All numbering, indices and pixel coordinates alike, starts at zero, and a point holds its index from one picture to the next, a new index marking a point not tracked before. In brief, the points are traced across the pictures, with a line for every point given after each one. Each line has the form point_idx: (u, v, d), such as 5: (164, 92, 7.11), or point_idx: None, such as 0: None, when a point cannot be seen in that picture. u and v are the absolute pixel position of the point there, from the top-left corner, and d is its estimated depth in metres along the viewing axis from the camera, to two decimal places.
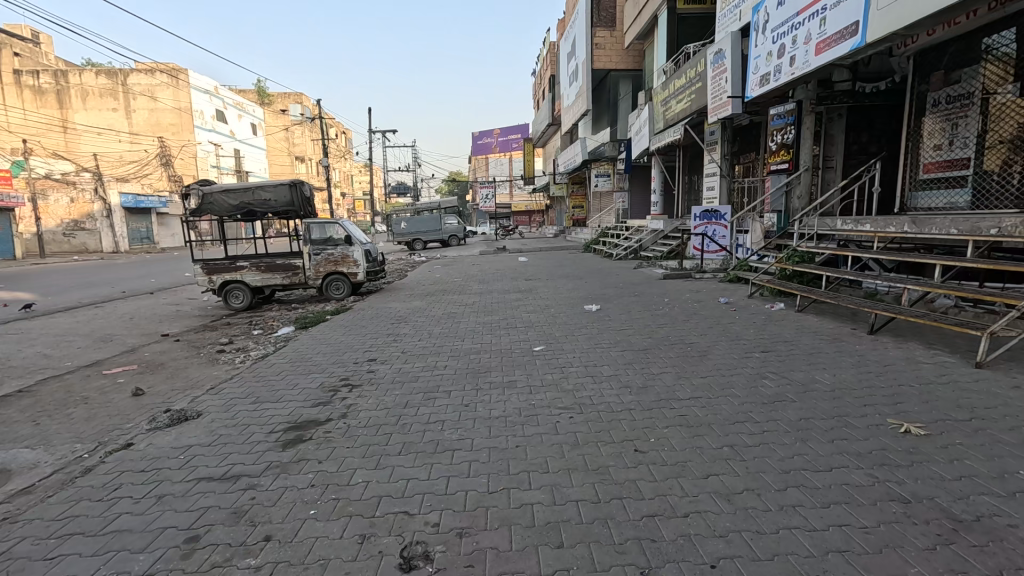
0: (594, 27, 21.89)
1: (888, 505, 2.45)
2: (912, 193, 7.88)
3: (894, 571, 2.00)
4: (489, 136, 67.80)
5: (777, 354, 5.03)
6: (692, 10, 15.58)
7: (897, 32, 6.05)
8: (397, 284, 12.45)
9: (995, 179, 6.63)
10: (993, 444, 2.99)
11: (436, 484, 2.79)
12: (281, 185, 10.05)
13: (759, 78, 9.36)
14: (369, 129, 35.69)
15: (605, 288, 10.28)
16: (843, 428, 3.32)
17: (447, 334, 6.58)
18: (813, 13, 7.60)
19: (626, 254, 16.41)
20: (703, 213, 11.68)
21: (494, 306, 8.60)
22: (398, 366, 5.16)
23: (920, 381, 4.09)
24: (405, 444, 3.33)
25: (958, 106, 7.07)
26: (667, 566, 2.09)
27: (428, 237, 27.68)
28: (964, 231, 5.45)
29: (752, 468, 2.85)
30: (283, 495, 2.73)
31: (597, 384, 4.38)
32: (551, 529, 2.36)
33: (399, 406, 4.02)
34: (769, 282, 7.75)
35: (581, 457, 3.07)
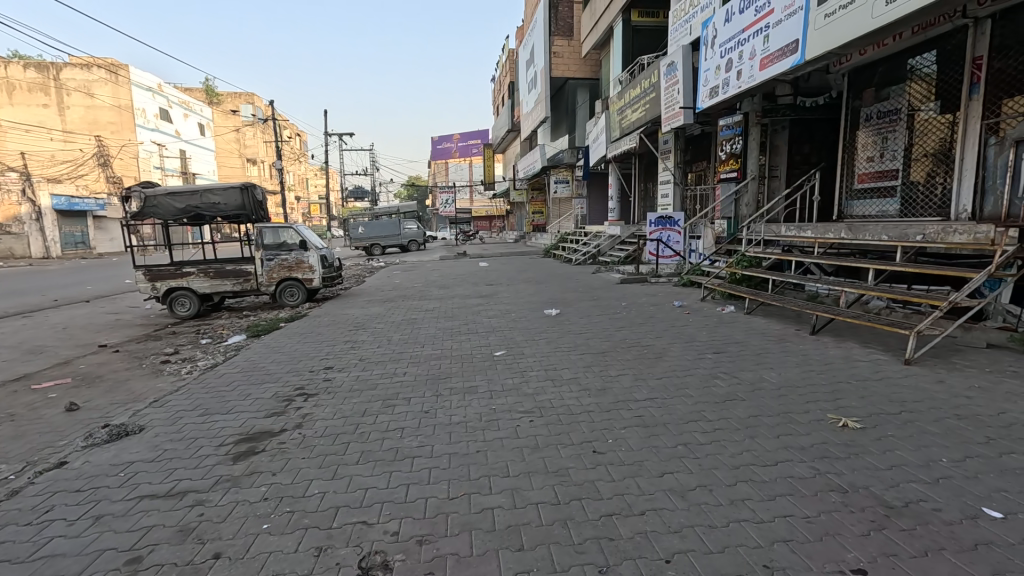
0: (551, 37, 22.34)
1: (829, 495, 2.60)
2: (848, 202, 8.41)
3: (834, 557, 2.12)
4: (449, 140, 67.78)
5: (728, 355, 5.25)
6: (646, 21, 16.19)
7: (833, 51, 6.45)
8: (355, 290, 12.17)
9: (920, 190, 7.13)
10: (921, 435, 3.23)
11: (395, 493, 2.75)
12: (231, 187, 9.71)
13: (709, 90, 9.77)
14: (325, 131, 34.96)
15: (565, 293, 10.41)
16: (788, 424, 3.50)
17: (407, 340, 6.50)
18: (757, 31, 8.01)
19: (584, 258, 16.69)
20: (658, 220, 12.15)
21: (455, 311, 8.57)
22: (357, 373, 5.07)
23: (856, 378, 4.37)
24: (363, 452, 3.27)
25: (888, 121, 7.61)
26: (625, 564, 2.14)
27: (386, 242, 27.27)
28: (895, 237, 5.84)
29: (705, 465, 2.96)
30: (233, 510, 2.63)
31: (557, 388, 4.44)
32: (512, 532, 2.37)
33: (358, 415, 3.94)
34: (720, 285, 8.07)
35: (541, 460, 3.10)
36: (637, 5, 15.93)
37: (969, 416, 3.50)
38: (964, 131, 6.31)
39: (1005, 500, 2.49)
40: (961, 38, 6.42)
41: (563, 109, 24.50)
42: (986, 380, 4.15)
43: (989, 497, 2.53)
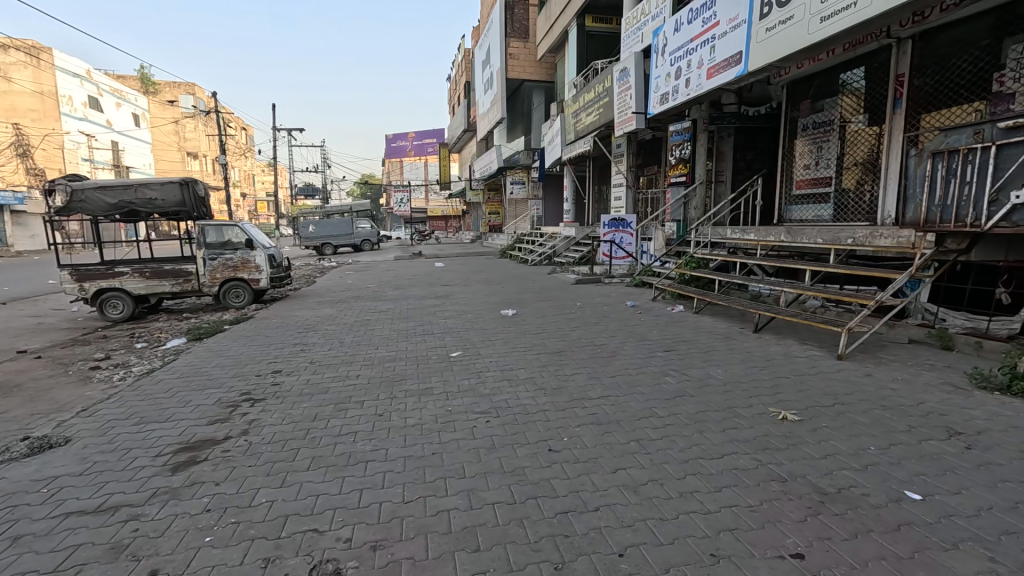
0: (507, 38, 22.41)
1: (770, 485, 2.74)
2: (787, 207, 8.89)
3: (774, 543, 2.24)
4: (404, 139, 66.85)
5: (678, 353, 5.44)
6: (601, 27, 16.55)
7: (773, 63, 6.80)
8: (305, 291, 11.77)
9: (851, 197, 7.63)
10: (852, 425, 3.46)
11: (348, 498, 2.68)
12: (169, 183, 9.16)
13: (659, 96, 10.08)
14: (272, 126, 33.60)
15: (521, 293, 10.45)
16: (733, 418, 3.66)
17: (360, 342, 6.35)
18: (704, 41, 8.33)
19: (540, 258, 16.85)
20: (612, 221, 12.08)
21: (410, 313, 8.44)
22: (307, 377, 4.90)
23: (794, 373, 4.63)
24: (314, 458, 3.17)
25: (823, 132, 8.10)
26: (580, 559, 2.18)
27: (338, 242, 26.50)
28: (828, 241, 6.24)
29: (656, 460, 3.06)
30: (172, 524, 2.48)
31: (513, 388, 4.46)
32: (468, 533, 2.37)
33: (308, 420, 3.81)
34: (670, 286, 8.34)
35: (497, 460, 3.11)
36: (591, 11, 16.27)
37: (893, 406, 3.78)
38: (889, 143, 6.81)
39: (925, 483, 2.71)
40: (886, 56, 6.94)
41: (519, 111, 24.59)
42: (907, 373, 4.50)
43: (911, 480, 2.74)
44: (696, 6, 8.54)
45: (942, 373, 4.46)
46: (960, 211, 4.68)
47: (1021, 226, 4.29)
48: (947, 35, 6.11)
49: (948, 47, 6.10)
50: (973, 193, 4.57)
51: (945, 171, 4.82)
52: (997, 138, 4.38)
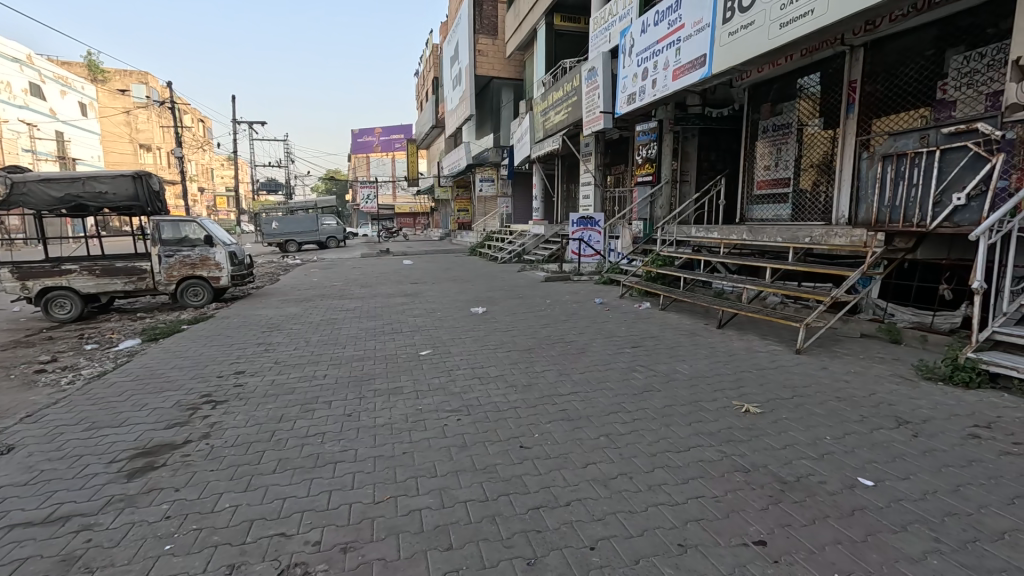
0: (476, 35, 22.29)
1: (733, 475, 2.83)
2: (749, 207, 9.16)
3: (738, 531, 2.32)
4: (370, 135, 65.73)
5: (645, 349, 5.55)
6: (568, 27, 16.66)
7: (736, 66, 7.00)
8: (267, 290, 11.41)
9: (808, 197, 7.94)
10: (810, 416, 3.61)
11: (316, 500, 2.63)
12: (120, 176, 8.74)
13: (627, 96, 10.22)
14: (232, 118, 32.37)
15: (491, 291, 10.42)
16: (699, 411, 3.76)
17: (327, 341, 6.21)
18: (670, 43, 8.50)
19: (509, 257, 16.80)
20: (579, 220, 12.42)
21: (378, 311, 8.31)
22: (271, 378, 4.76)
23: (756, 367, 4.80)
24: (280, 461, 3.09)
25: (782, 134, 8.38)
26: (552, 553, 2.20)
27: (303, 239, 25.81)
28: (788, 240, 6.48)
29: (626, 454, 3.11)
30: (129, 533, 2.37)
31: (484, 385, 4.45)
32: (440, 532, 2.36)
33: (273, 421, 3.71)
34: (637, 283, 8.50)
35: (468, 458, 3.10)
36: (559, 10, 16.36)
37: (847, 397, 3.97)
38: (843, 146, 7.12)
39: (876, 469, 2.85)
40: (840, 63, 7.26)
41: (488, 108, 24.45)
42: (860, 366, 4.73)
43: (863, 467, 2.89)
44: (662, 9, 8.70)
45: (891, 366, 4.71)
46: (908, 211, 4.93)
47: (962, 226, 4.57)
48: (895, 44, 6.45)
49: (896, 55, 6.44)
50: (919, 195, 4.83)
51: (894, 174, 5.06)
52: (942, 143, 4.64)
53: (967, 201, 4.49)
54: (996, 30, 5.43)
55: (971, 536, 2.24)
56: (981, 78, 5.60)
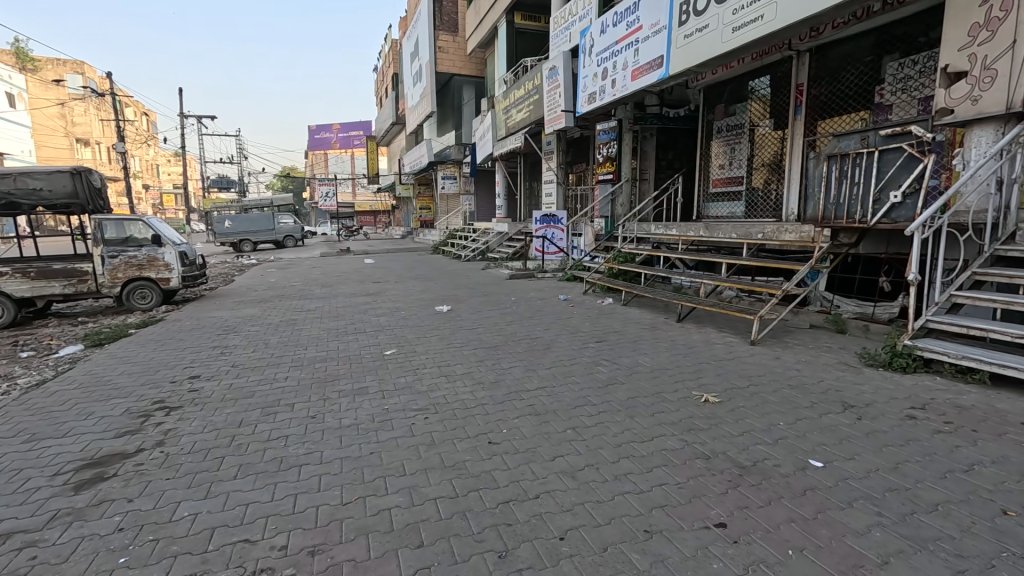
0: (436, 31, 22.09)
1: (695, 462, 2.94)
2: (705, 204, 9.46)
3: (700, 515, 2.42)
4: (328, 131, 64.19)
5: (608, 344, 5.67)
6: (529, 25, 16.74)
7: (691, 68, 7.23)
8: (221, 291, 10.94)
9: (760, 195, 8.29)
10: (764, 404, 3.79)
11: (281, 504, 2.57)
12: (56, 172, 8.24)
13: (587, 96, 10.36)
14: (179, 113, 30.81)
15: (456, 289, 10.38)
16: (661, 402, 3.89)
17: (287, 343, 6.03)
18: (629, 44, 8.68)
19: (473, 255, 16.73)
20: (543, 217, 12.52)
21: (340, 311, 8.14)
22: (229, 382, 4.59)
23: (714, 358, 4.99)
24: (242, 466, 3.00)
25: (735, 134, 8.70)
26: (522, 545, 2.23)
27: (258, 238, 24.87)
28: (742, 236, 6.74)
29: (592, 445, 3.18)
30: (79, 547, 2.25)
31: (451, 383, 4.44)
32: (410, 530, 2.35)
33: (232, 426, 3.59)
34: (600, 280, 8.66)
35: (437, 456, 3.10)
36: (520, 8, 16.41)
37: (798, 385, 4.19)
38: (791, 146, 7.46)
39: (825, 451, 3.03)
40: (788, 67, 7.63)
41: (448, 105, 24.24)
42: (810, 355, 4.99)
43: (813, 450, 3.06)
44: (621, 10, 8.87)
45: (838, 354, 4.99)
46: (851, 209, 5.23)
47: (899, 222, 4.87)
48: (838, 50, 6.83)
49: (839, 61, 6.82)
50: (861, 192, 5.13)
51: (838, 173, 5.35)
52: (880, 144, 4.95)
53: (902, 199, 4.81)
54: (927, 39, 5.83)
55: (909, 509, 2.42)
56: (914, 83, 6.01)
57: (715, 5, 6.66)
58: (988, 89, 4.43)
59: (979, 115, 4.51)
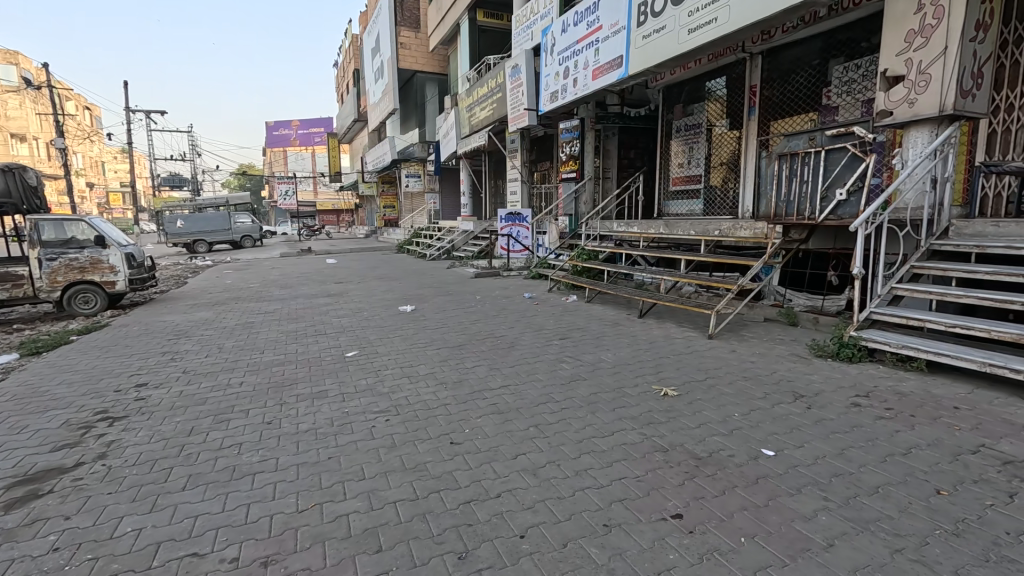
0: (397, 27, 21.77)
1: (654, 455, 3.00)
2: (665, 202, 9.67)
3: (658, 507, 2.47)
4: (287, 128, 62.43)
5: (572, 341, 5.72)
6: (491, 23, 16.70)
7: (650, 68, 7.36)
8: (173, 294, 10.46)
9: (717, 193, 8.53)
10: (720, 395, 3.91)
11: (233, 515, 2.47)
12: None
13: (549, 94, 10.41)
14: (124, 107, 29.22)
15: (420, 288, 10.26)
16: (622, 397, 3.95)
17: (242, 347, 5.82)
18: (590, 44, 8.77)
19: (438, 254, 16.53)
20: (507, 216, 12.44)
21: (299, 313, 7.92)
22: (179, 389, 4.39)
23: (674, 352, 5.11)
24: (191, 476, 2.87)
25: (693, 134, 8.92)
26: (483, 545, 2.22)
27: (214, 238, 23.89)
28: (700, 232, 7.00)
29: (554, 442, 3.20)
30: (8, 570, 2.11)
31: (414, 384, 4.39)
32: (369, 535, 2.30)
33: (182, 435, 3.44)
34: (564, 277, 8.72)
35: (398, 458, 3.05)
36: (482, 6, 16.33)
37: (753, 376, 4.34)
38: (746, 145, 7.72)
39: (777, 440, 3.14)
40: (742, 69, 7.88)
41: (410, 102, 23.89)
42: (764, 348, 5.17)
43: (766, 439, 3.17)
44: (581, 10, 8.96)
45: (790, 346, 5.18)
46: (801, 206, 5.44)
47: (845, 219, 5.11)
48: (788, 53, 7.09)
49: (790, 63, 7.08)
50: (809, 190, 5.35)
51: (788, 171, 5.55)
52: (826, 143, 5.18)
53: (847, 196, 5.04)
54: (869, 44, 6.13)
55: (853, 492, 2.54)
56: (857, 87, 6.31)
57: (672, 7, 6.81)
58: (923, 92, 4.68)
59: (915, 117, 4.76)
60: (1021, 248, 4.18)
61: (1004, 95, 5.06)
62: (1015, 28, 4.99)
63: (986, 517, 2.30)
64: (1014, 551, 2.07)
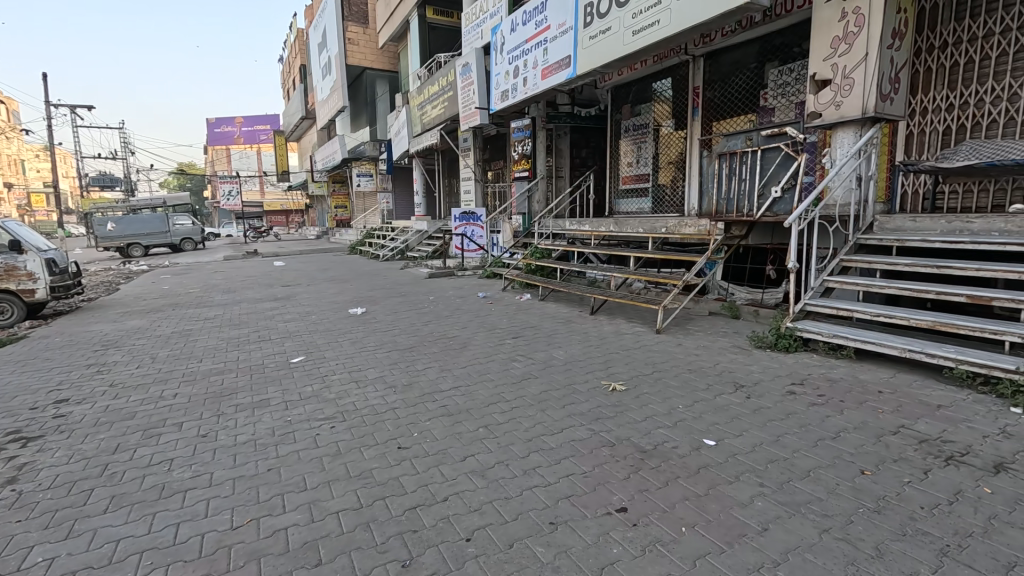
0: (345, 22, 21.20)
1: (601, 450, 3.04)
2: (616, 200, 9.86)
3: (603, 502, 2.49)
4: (230, 125, 59.80)
5: (524, 339, 5.73)
6: (441, 20, 16.51)
7: (597, 68, 7.48)
8: (102, 302, 9.78)
9: (665, 191, 8.77)
10: (666, 388, 4.02)
11: (160, 537, 2.32)
12: None
13: (500, 93, 10.40)
14: (45, 101, 27.13)
15: (372, 290, 10.04)
16: (571, 394, 3.99)
17: (179, 356, 5.51)
18: (538, 43, 8.82)
19: (392, 254, 16.23)
20: (462, 215, 12.51)
21: (243, 318, 7.57)
22: (105, 404, 4.10)
23: (623, 348, 5.21)
24: (115, 497, 2.68)
25: (641, 134, 9.14)
26: (428, 552, 2.18)
27: (150, 241, 22.55)
28: (647, 230, 7.19)
29: (503, 442, 3.19)
30: None
31: (362, 389, 4.28)
32: (308, 549, 2.21)
33: (105, 453, 3.20)
34: (518, 276, 8.75)
35: (343, 466, 2.96)
36: (431, 3, 16.12)
37: (697, 368, 4.48)
38: (690, 145, 7.96)
39: (718, 430, 3.26)
40: (685, 70, 8.13)
41: (360, 100, 23.33)
42: (708, 341, 5.35)
43: (708, 429, 3.28)
44: (529, 10, 9.00)
45: (732, 338, 5.39)
46: (740, 203, 5.67)
47: (780, 215, 5.35)
48: (727, 56, 7.36)
49: (729, 66, 7.35)
50: (748, 188, 5.58)
51: (728, 169, 5.76)
52: (762, 143, 5.41)
53: (782, 193, 5.28)
54: (800, 49, 6.46)
55: (786, 477, 2.66)
56: (791, 89, 6.63)
57: (617, 8, 6.93)
58: (847, 95, 4.97)
59: (841, 119, 5.04)
60: (935, 241, 4.50)
61: (919, 99, 5.43)
62: (927, 37, 5.36)
63: (903, 493, 2.46)
64: (927, 524, 2.22)
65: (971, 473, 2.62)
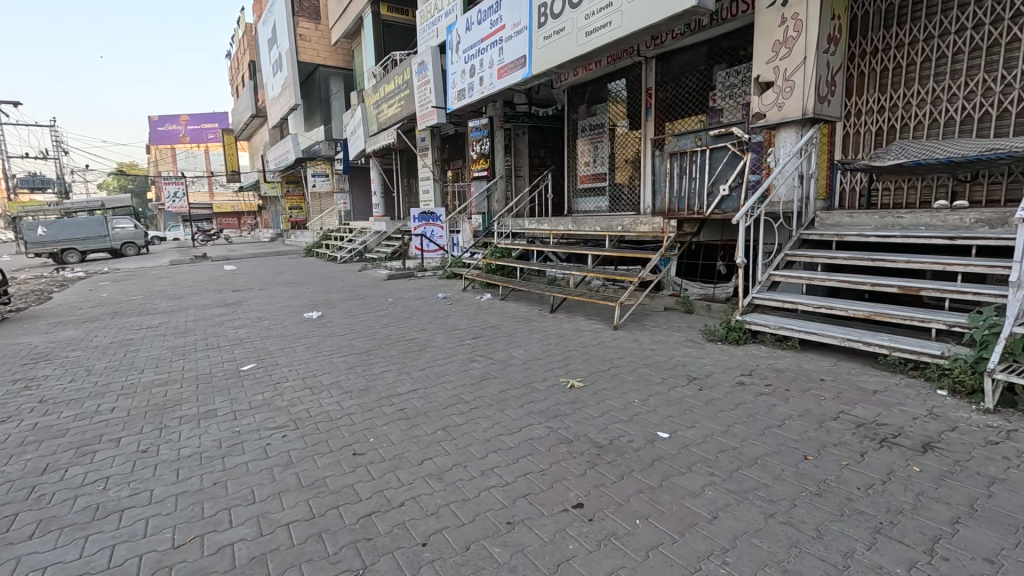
0: (295, 17, 20.53)
1: (558, 447, 3.06)
2: (574, 199, 9.97)
3: (560, 499, 2.51)
4: (174, 123, 57.02)
5: (484, 339, 5.71)
6: (396, 18, 16.25)
7: (551, 68, 7.54)
8: (32, 312, 9.12)
9: (622, 190, 8.92)
10: (623, 383, 4.09)
11: (94, 561, 2.18)
12: None
13: (456, 93, 10.32)
14: None
15: (329, 293, 9.78)
16: (530, 392, 4.00)
17: (117, 368, 5.20)
18: (494, 43, 8.81)
19: (351, 256, 15.87)
20: (420, 215, 12.21)
21: (189, 326, 7.22)
22: (33, 422, 3.81)
23: (581, 345, 5.27)
24: (42, 522, 2.49)
25: (597, 133, 9.26)
26: (383, 559, 2.13)
27: (87, 247, 21.17)
28: (604, 228, 7.30)
29: (461, 443, 3.17)
30: None
31: (317, 395, 4.15)
32: (256, 564, 2.13)
33: (32, 475, 2.98)
34: (478, 276, 8.73)
35: (295, 475, 2.86)
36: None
37: (652, 363, 4.57)
38: (644, 145, 8.14)
39: (672, 422, 3.34)
40: (638, 71, 8.29)
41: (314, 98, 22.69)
42: (664, 336, 5.48)
43: (662, 422, 3.35)
44: (484, 9, 8.98)
45: (687, 333, 5.54)
46: (691, 201, 5.83)
47: (728, 213, 5.54)
48: (678, 58, 7.56)
49: (680, 68, 7.56)
50: (698, 187, 5.75)
51: (679, 168, 5.92)
52: (711, 143, 5.58)
53: (729, 191, 5.47)
54: (746, 52, 6.71)
55: (735, 465, 2.75)
56: (738, 91, 6.88)
57: (570, 9, 7.00)
58: (789, 97, 5.19)
59: (784, 120, 5.27)
60: (871, 236, 4.76)
61: (854, 101, 5.74)
62: (860, 43, 5.67)
63: (842, 475, 2.59)
64: (863, 503, 2.35)
65: (902, 453, 2.79)
